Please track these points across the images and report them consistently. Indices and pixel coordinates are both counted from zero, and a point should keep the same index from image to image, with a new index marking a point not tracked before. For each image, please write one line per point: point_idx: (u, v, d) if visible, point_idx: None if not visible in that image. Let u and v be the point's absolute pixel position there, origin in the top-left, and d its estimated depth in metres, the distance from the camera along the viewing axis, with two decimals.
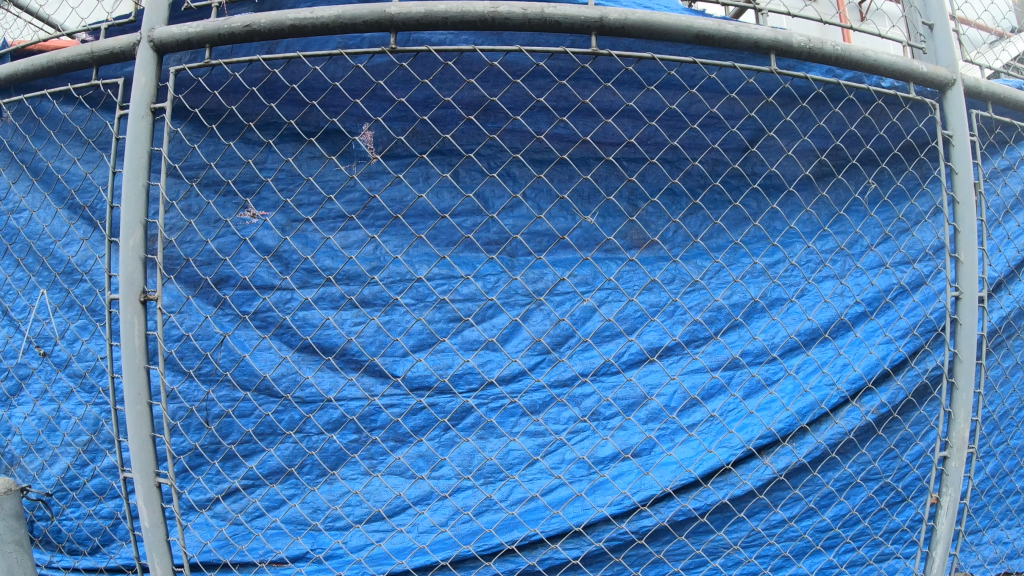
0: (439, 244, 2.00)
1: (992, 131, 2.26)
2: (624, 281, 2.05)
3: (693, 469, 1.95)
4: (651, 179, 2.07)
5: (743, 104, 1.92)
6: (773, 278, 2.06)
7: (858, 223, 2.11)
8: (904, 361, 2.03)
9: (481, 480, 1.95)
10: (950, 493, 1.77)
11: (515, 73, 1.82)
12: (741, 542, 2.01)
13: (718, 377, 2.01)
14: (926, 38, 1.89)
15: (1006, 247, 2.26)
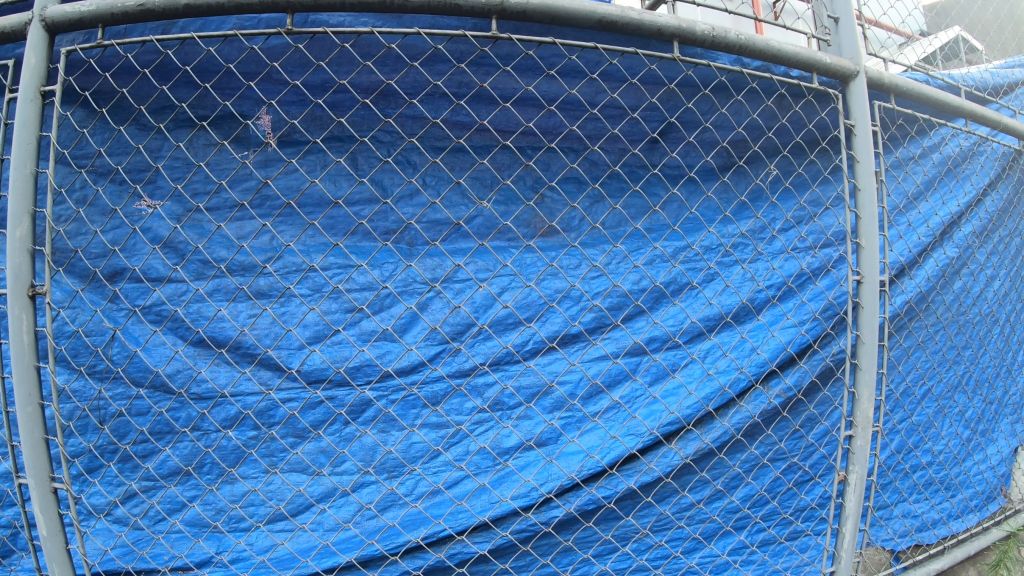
0: (335, 233, 1.66)
1: (895, 123, 2.29)
2: (524, 268, 1.75)
3: (599, 457, 1.72)
4: (547, 165, 1.77)
5: (643, 91, 1.69)
6: (678, 263, 1.83)
7: (762, 211, 1.91)
8: (808, 346, 1.87)
9: (384, 475, 1.65)
10: (857, 471, 1.66)
11: (413, 57, 1.55)
12: (650, 526, 1.80)
13: (622, 364, 1.76)
14: (831, 31, 1.72)
15: (912, 233, 2.30)
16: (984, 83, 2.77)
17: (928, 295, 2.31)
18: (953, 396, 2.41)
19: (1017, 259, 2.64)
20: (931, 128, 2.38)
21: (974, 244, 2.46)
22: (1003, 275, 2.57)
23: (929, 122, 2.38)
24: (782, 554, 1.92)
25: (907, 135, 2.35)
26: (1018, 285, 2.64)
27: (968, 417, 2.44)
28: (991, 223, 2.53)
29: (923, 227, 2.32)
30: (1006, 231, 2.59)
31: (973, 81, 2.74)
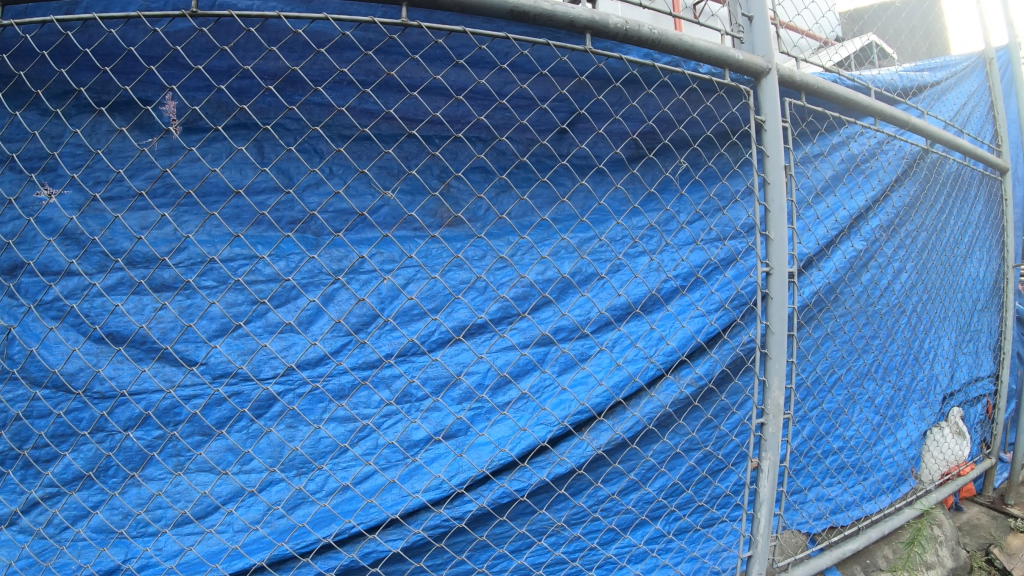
0: (239, 224, 1.55)
1: (805, 119, 2.50)
2: (429, 258, 1.66)
3: (509, 449, 1.66)
4: (450, 155, 1.68)
5: (552, 82, 1.62)
6: (584, 254, 1.77)
7: (671, 202, 1.88)
8: (717, 335, 1.88)
9: (293, 472, 1.54)
10: (770, 457, 1.69)
11: (321, 45, 1.44)
12: (566, 519, 1.75)
13: (529, 355, 1.70)
14: (745, 29, 1.72)
15: (816, 227, 2.51)
16: (892, 84, 2.97)
17: (836, 286, 2.54)
18: (863, 384, 2.67)
19: (921, 253, 2.92)
20: (839, 126, 2.61)
21: (880, 238, 2.73)
22: (909, 268, 2.85)
23: (838, 120, 2.61)
24: (699, 540, 1.92)
25: (817, 131, 2.56)
26: (924, 277, 2.92)
27: (878, 403, 2.73)
28: (895, 219, 2.80)
29: (831, 219, 2.54)
30: (909, 227, 2.86)
31: (882, 83, 2.94)
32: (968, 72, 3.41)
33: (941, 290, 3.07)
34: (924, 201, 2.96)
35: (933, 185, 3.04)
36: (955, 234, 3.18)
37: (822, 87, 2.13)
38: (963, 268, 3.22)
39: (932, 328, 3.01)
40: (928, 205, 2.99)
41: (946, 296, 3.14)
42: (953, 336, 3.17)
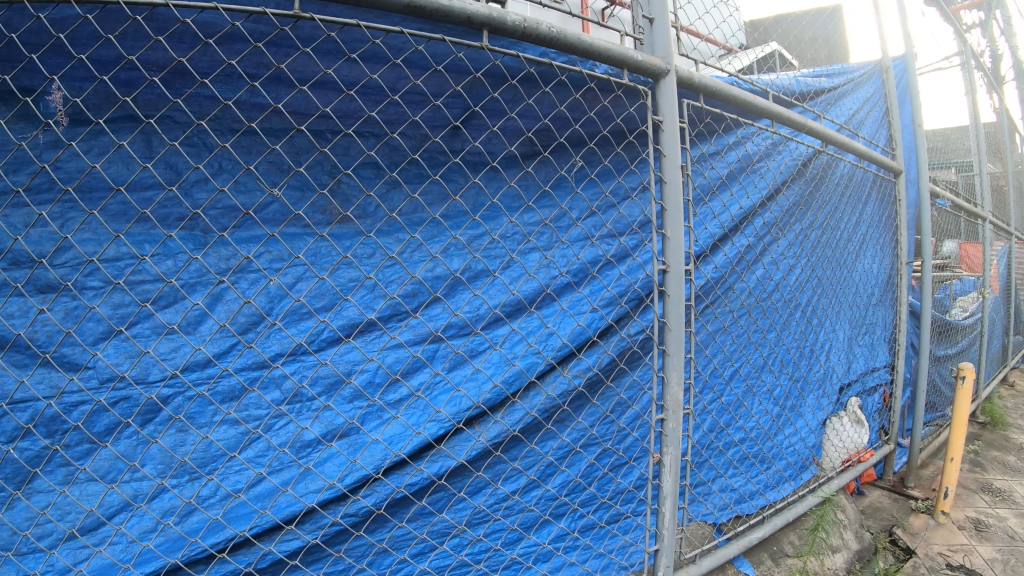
0: (121, 221, 1.38)
1: (703, 120, 2.66)
2: (318, 257, 1.57)
3: (402, 450, 1.61)
4: (341, 150, 1.57)
5: (447, 79, 1.56)
6: (475, 251, 1.78)
7: (565, 199, 1.91)
8: (609, 328, 1.97)
9: (187, 477, 1.42)
10: (672, 452, 1.79)
11: (210, 36, 1.32)
12: (468, 520, 1.78)
13: (420, 354, 1.68)
14: (645, 30, 1.73)
15: (710, 223, 2.76)
16: (788, 88, 3.15)
17: (729, 278, 2.83)
18: (760, 376, 3.07)
19: (814, 249, 3.34)
20: (736, 127, 2.84)
21: (774, 233, 3.09)
22: (803, 265, 3.25)
23: (734, 122, 2.84)
24: (604, 537, 2.04)
25: (714, 132, 2.75)
26: (816, 273, 3.36)
27: (775, 395, 3.16)
28: (785, 216, 3.16)
29: (725, 216, 2.81)
30: (802, 224, 3.25)
31: (779, 86, 3.10)
32: (864, 79, 3.74)
33: (835, 285, 3.53)
34: (815, 201, 3.37)
35: (824, 185, 3.47)
36: (847, 233, 3.63)
37: (720, 90, 2.32)
38: (855, 265, 3.69)
39: (828, 320, 3.49)
40: (818, 205, 3.39)
41: (844, 291, 3.61)
42: (847, 328, 3.66)
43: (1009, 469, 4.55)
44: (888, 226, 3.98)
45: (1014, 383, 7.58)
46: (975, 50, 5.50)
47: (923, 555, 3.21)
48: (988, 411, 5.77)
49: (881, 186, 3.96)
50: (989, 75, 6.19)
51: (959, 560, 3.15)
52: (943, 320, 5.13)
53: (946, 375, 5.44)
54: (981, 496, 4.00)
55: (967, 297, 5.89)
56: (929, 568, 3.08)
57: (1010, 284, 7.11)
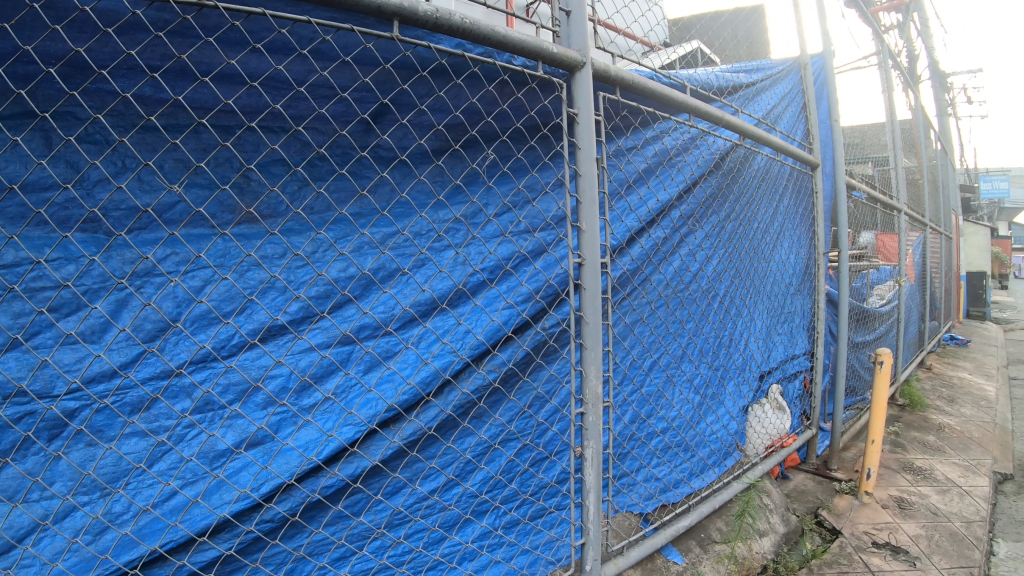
0: (15, 223, 1.31)
1: (620, 114, 2.62)
2: (225, 259, 1.54)
3: (316, 455, 1.62)
4: (249, 146, 1.54)
5: (355, 71, 1.56)
6: (386, 249, 1.76)
7: (478, 194, 1.93)
8: (525, 324, 2.02)
9: (98, 493, 1.38)
10: (593, 445, 1.91)
11: (110, 25, 1.28)
12: (387, 522, 1.79)
13: (332, 356, 1.67)
14: (561, 23, 1.81)
15: (626, 217, 2.72)
16: (707, 83, 3.14)
17: (644, 270, 2.83)
18: (680, 365, 3.08)
19: (731, 240, 3.39)
20: (653, 122, 2.81)
21: (690, 225, 3.10)
22: (720, 255, 3.29)
23: (652, 116, 2.81)
24: (529, 534, 2.10)
25: (630, 126, 2.71)
26: (733, 263, 3.40)
27: (695, 384, 3.17)
28: (701, 208, 3.18)
29: (642, 210, 2.80)
30: (718, 216, 3.29)
31: (698, 81, 3.10)
32: (783, 75, 3.82)
33: (751, 274, 3.57)
34: (732, 193, 3.42)
35: (742, 178, 3.51)
36: (763, 224, 3.69)
37: (635, 84, 2.33)
38: (772, 256, 3.76)
39: (745, 310, 3.53)
40: (734, 196, 3.43)
41: (760, 281, 3.67)
42: (765, 318, 3.72)
43: (929, 449, 4.72)
44: (804, 218, 4.09)
45: (930, 366, 7.90)
46: (891, 49, 5.66)
47: (849, 535, 3.29)
48: (907, 394, 5.98)
49: (799, 179, 4.04)
50: (904, 73, 6.38)
51: (884, 537, 3.26)
52: (861, 308, 5.28)
53: (866, 361, 5.62)
54: (903, 475, 4.15)
55: (885, 286, 6.09)
56: (856, 547, 3.16)
57: (926, 272, 7.39)
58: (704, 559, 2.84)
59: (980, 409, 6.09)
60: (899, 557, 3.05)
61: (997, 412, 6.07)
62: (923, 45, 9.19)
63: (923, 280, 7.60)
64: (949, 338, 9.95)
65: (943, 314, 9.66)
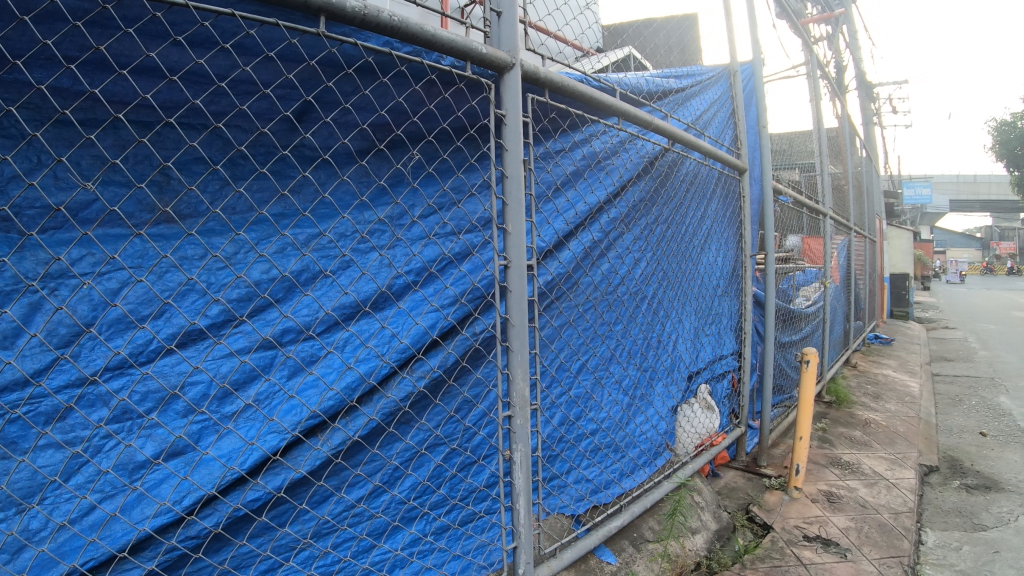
0: None
1: (549, 116, 2.60)
2: (142, 259, 1.47)
3: (238, 465, 1.56)
4: (170, 143, 1.48)
5: (280, 67, 1.52)
6: (307, 250, 1.70)
7: (402, 196, 1.89)
8: (452, 328, 1.98)
9: (14, 510, 1.30)
10: (521, 449, 1.90)
11: (27, 13, 1.22)
12: (314, 532, 1.73)
13: (253, 362, 1.61)
14: (492, 23, 1.80)
15: (553, 220, 2.71)
16: (637, 87, 3.15)
17: (572, 274, 2.83)
18: (608, 367, 3.08)
19: (659, 244, 3.41)
20: (582, 125, 2.80)
21: (618, 228, 3.11)
22: (648, 258, 3.31)
23: (580, 119, 2.80)
24: (460, 539, 2.07)
25: (559, 129, 2.71)
26: (661, 266, 3.43)
27: (624, 385, 3.18)
28: (630, 211, 3.19)
29: (570, 212, 2.79)
30: (647, 219, 3.31)
31: (627, 85, 3.10)
32: (712, 81, 3.88)
33: (679, 277, 3.60)
34: (661, 197, 3.44)
35: (671, 182, 3.54)
36: (692, 227, 3.73)
37: (563, 86, 2.32)
38: (700, 258, 3.81)
39: (673, 312, 3.56)
40: (663, 200, 3.46)
41: (688, 283, 3.71)
42: (692, 319, 3.76)
43: (856, 443, 4.86)
44: (732, 221, 4.16)
45: (855, 363, 8.15)
46: (819, 59, 5.82)
47: (780, 529, 3.35)
48: (833, 391, 6.16)
49: (727, 183, 4.11)
50: (831, 82, 6.56)
51: (814, 530, 3.33)
52: (788, 309, 5.41)
53: (793, 360, 5.76)
54: (831, 469, 4.26)
55: (812, 287, 6.25)
56: (787, 541, 3.22)
57: (851, 274, 7.64)
58: (637, 558, 2.85)
59: (902, 404, 6.32)
60: (831, 550, 3.12)
61: (920, 407, 6.29)
62: (849, 55, 9.49)
63: (847, 281, 7.85)
64: (874, 336, 10.30)
65: (867, 313, 10.01)
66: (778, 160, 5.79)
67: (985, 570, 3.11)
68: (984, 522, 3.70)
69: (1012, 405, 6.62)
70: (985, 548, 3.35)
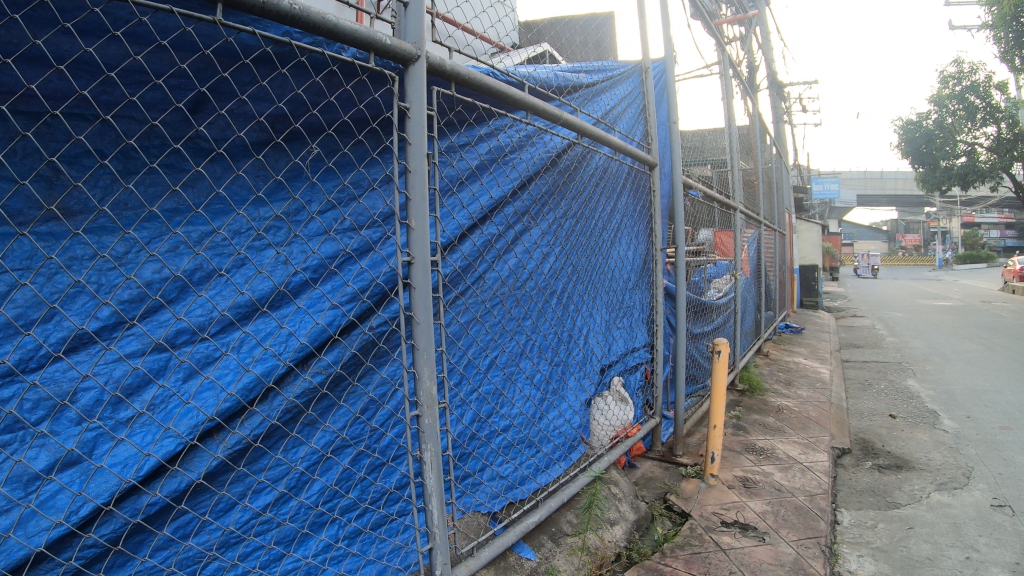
0: None
1: (454, 109, 2.53)
2: (27, 260, 1.34)
3: (133, 476, 1.44)
4: (60, 135, 1.35)
5: (173, 57, 1.43)
6: (200, 248, 1.59)
7: (301, 191, 1.76)
8: (351, 325, 1.88)
9: None
10: (431, 448, 1.84)
11: None
12: (218, 544, 1.62)
13: (144, 367, 1.49)
14: (398, 13, 1.73)
15: (457, 214, 2.64)
16: (547, 81, 3.09)
17: (477, 267, 2.77)
18: (518, 363, 3.02)
19: (568, 238, 3.38)
20: (489, 118, 2.73)
21: (525, 221, 3.05)
22: (556, 253, 3.28)
23: (488, 112, 2.74)
24: (373, 543, 1.95)
25: (465, 122, 2.63)
26: (570, 259, 3.39)
27: (535, 380, 3.13)
28: (537, 205, 3.14)
29: (474, 206, 2.73)
30: (555, 214, 3.27)
31: (537, 78, 3.04)
32: (623, 77, 3.87)
33: (589, 271, 3.59)
34: (569, 191, 3.41)
35: (580, 176, 3.51)
36: (601, 221, 3.71)
37: (467, 78, 2.24)
38: (609, 252, 3.80)
39: (583, 306, 3.54)
40: (572, 193, 3.42)
41: (597, 276, 3.69)
42: (603, 312, 3.74)
43: (770, 430, 4.98)
44: (642, 215, 4.17)
45: (768, 352, 8.38)
46: (731, 58, 5.93)
47: (699, 517, 3.38)
48: (746, 379, 6.31)
49: (637, 178, 4.12)
50: (744, 81, 6.70)
51: (732, 516, 3.38)
52: (699, 301, 5.50)
53: (705, 350, 5.87)
54: (746, 456, 4.34)
55: (724, 279, 6.35)
56: (706, 528, 3.25)
57: (761, 266, 7.86)
58: (557, 552, 2.82)
59: (814, 390, 6.53)
60: (749, 534, 3.17)
61: (830, 393, 6.52)
62: (761, 57, 9.77)
63: (758, 274, 8.08)
64: (784, 326, 10.63)
65: (778, 304, 10.32)
66: (690, 156, 5.87)
67: (900, 546, 3.21)
68: (897, 499, 3.84)
69: (917, 388, 6.93)
70: (899, 524, 3.47)
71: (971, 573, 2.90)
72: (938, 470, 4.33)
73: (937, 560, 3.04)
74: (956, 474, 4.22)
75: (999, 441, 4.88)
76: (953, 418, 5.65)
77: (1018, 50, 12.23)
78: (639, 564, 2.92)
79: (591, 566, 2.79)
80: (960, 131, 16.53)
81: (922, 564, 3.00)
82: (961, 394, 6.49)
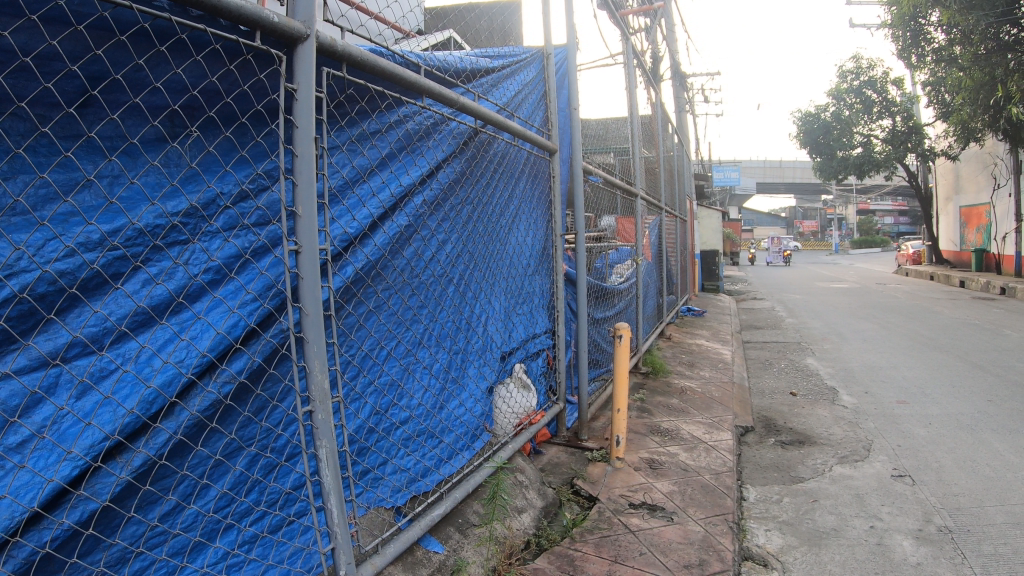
0: None
1: (345, 92, 2.29)
2: None
3: (25, 500, 1.28)
4: None
5: (44, 33, 1.26)
6: (95, 257, 1.41)
7: (200, 194, 1.60)
8: (252, 331, 1.73)
9: None
10: (326, 445, 1.72)
11: None
12: (105, 563, 1.44)
13: (25, 383, 1.30)
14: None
15: (359, 211, 2.47)
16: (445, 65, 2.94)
17: (377, 262, 2.61)
18: (415, 354, 2.89)
19: (466, 225, 3.25)
20: (387, 105, 2.57)
21: (424, 212, 2.91)
22: (453, 240, 3.15)
23: (387, 100, 2.57)
24: (272, 547, 1.79)
25: (357, 107, 2.41)
26: (468, 246, 3.27)
27: (433, 370, 3.00)
28: (434, 191, 2.99)
29: (376, 201, 2.56)
30: (453, 201, 3.14)
31: (437, 62, 2.89)
32: (524, 64, 3.78)
33: (487, 258, 3.47)
34: (469, 178, 3.29)
35: (480, 163, 3.39)
36: (499, 207, 3.60)
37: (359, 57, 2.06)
38: (508, 238, 3.69)
39: (482, 293, 3.42)
40: (473, 180, 3.30)
41: (495, 263, 3.57)
42: (502, 299, 3.64)
43: (674, 411, 5.04)
44: (542, 201, 4.10)
45: (670, 335, 8.51)
46: (634, 48, 5.94)
47: (607, 500, 3.37)
48: (649, 362, 6.37)
49: (536, 164, 4.05)
50: (647, 71, 6.74)
51: (639, 498, 3.38)
52: (600, 286, 5.49)
53: (607, 335, 5.87)
54: (651, 438, 4.36)
55: (626, 264, 6.37)
56: (614, 511, 3.24)
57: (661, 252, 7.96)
58: (466, 544, 2.71)
59: (715, 371, 6.67)
60: (657, 514, 3.18)
61: (730, 373, 6.68)
62: (665, 48, 9.91)
63: (660, 259, 8.19)
64: (686, 309, 10.84)
65: (680, 288, 10.51)
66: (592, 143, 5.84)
67: (806, 518, 3.29)
68: (801, 473, 3.95)
69: (814, 366, 7.20)
70: (804, 497, 3.56)
71: (875, 540, 3.00)
72: (839, 444, 4.48)
73: (842, 530, 3.13)
74: (856, 447, 4.39)
75: (896, 415, 5.11)
76: (850, 394, 5.89)
77: (915, 49, 12.82)
78: (548, 550, 2.89)
79: (500, 556, 2.76)
80: (856, 124, 17.35)
81: (829, 535, 3.08)
82: (857, 371, 6.78)
